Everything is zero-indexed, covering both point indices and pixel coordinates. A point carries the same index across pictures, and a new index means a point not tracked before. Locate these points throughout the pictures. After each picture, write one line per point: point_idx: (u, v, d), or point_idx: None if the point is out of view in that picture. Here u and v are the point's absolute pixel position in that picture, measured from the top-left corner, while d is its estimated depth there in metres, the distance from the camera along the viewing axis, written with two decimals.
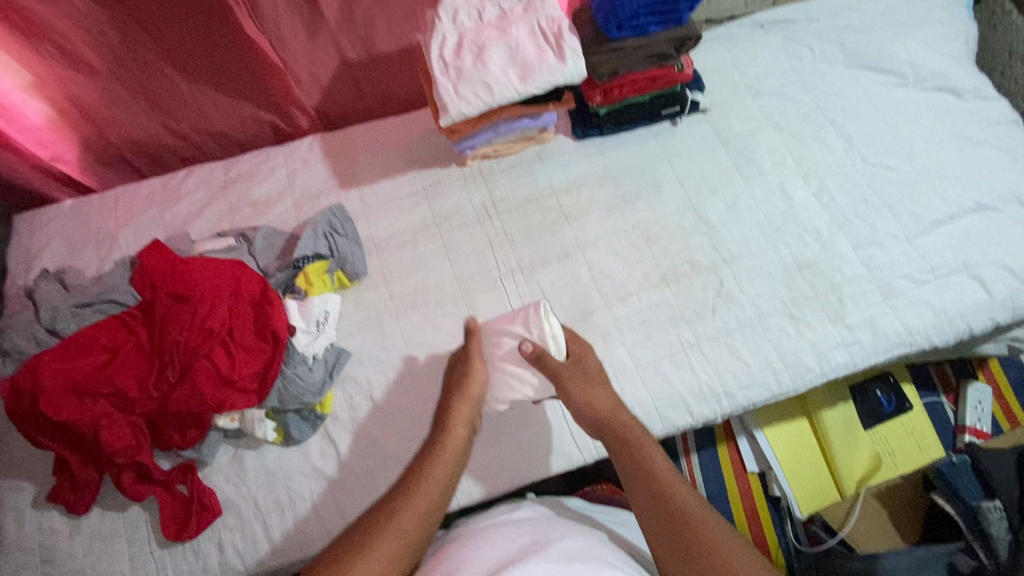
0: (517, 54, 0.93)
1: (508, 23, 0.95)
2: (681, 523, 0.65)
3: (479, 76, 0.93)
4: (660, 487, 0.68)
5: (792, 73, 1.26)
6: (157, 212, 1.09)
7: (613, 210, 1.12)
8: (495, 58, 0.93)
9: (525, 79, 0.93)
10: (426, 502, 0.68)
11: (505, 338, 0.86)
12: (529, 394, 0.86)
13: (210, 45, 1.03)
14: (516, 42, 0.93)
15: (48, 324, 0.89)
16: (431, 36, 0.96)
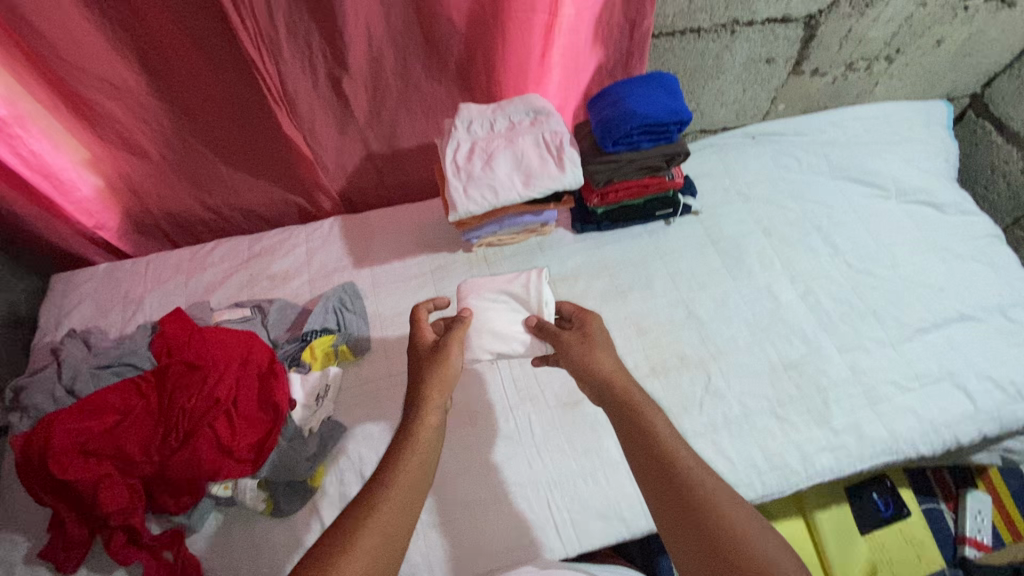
0: (522, 163, 1.04)
1: (516, 134, 1.06)
2: (681, 483, 0.63)
3: (487, 180, 1.03)
4: (659, 449, 0.66)
5: (781, 182, 1.36)
6: (182, 280, 1.17)
7: (608, 301, 1.18)
8: (502, 165, 1.04)
9: (528, 185, 1.03)
10: (402, 494, 0.66)
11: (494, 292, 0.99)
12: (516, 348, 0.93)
13: (251, 137, 1.15)
14: (522, 153, 1.04)
15: (68, 384, 0.95)
16: (447, 141, 1.07)
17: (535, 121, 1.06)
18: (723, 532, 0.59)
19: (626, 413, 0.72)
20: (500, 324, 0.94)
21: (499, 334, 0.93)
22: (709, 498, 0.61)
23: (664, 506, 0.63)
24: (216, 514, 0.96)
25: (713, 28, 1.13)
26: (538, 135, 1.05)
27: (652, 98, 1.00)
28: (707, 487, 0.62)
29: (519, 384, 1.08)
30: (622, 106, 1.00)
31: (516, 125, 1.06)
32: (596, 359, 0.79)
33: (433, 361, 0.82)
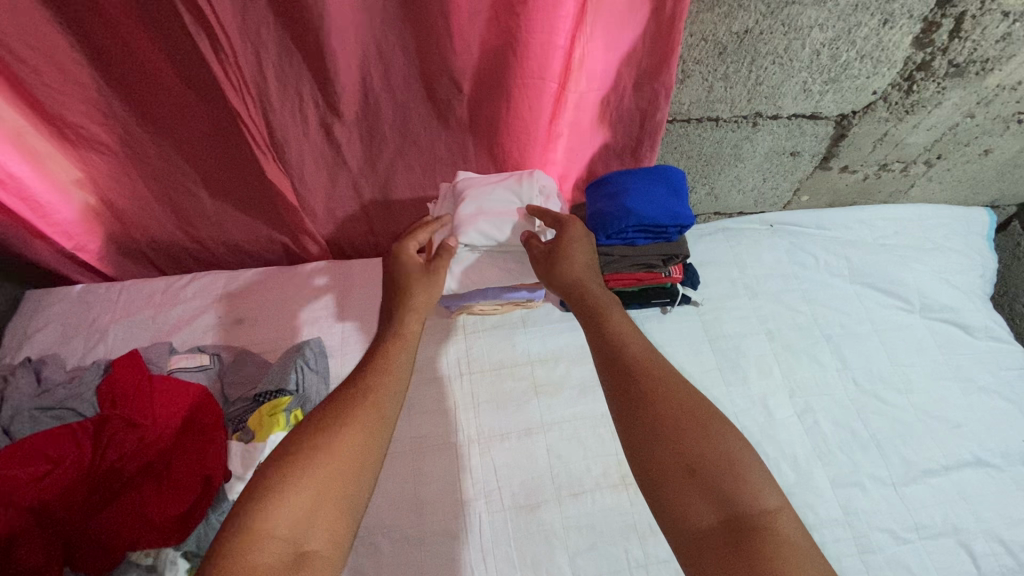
0: (518, 197, 0.98)
1: (512, 178, 1.00)
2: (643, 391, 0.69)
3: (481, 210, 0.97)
4: (628, 363, 0.72)
5: (793, 280, 1.26)
6: (152, 314, 1.15)
7: (586, 392, 1.09)
8: (497, 199, 0.98)
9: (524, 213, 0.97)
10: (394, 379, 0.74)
11: (498, 189, 0.98)
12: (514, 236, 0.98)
13: (238, 177, 1.12)
14: (517, 190, 0.98)
15: (6, 423, 0.92)
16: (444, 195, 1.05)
17: (523, 194, 0.98)
18: (682, 431, 0.65)
19: (600, 327, 0.78)
20: (501, 214, 0.97)
21: (500, 224, 0.96)
22: (672, 399, 0.67)
23: (626, 412, 0.68)
24: None
25: (732, 118, 1.05)
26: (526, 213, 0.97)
27: (653, 197, 0.93)
28: (666, 391, 0.68)
29: (476, 475, 1.01)
30: (619, 200, 0.93)
31: (504, 196, 0.98)
32: (578, 264, 0.87)
33: (420, 273, 0.89)
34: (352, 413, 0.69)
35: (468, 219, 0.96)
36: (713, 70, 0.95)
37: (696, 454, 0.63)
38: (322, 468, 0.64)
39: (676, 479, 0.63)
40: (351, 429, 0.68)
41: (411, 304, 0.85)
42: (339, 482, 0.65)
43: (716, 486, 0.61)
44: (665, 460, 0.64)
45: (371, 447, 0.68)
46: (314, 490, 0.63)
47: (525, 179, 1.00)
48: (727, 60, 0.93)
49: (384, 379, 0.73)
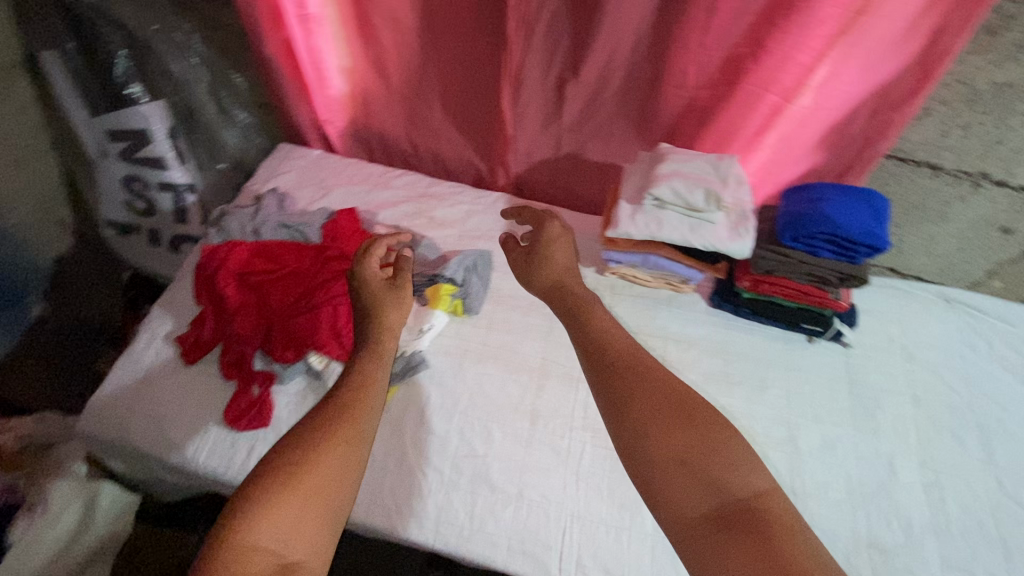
0: (716, 172, 1.04)
1: (713, 157, 1.06)
2: (626, 379, 0.66)
3: (679, 169, 1.03)
4: (613, 358, 0.69)
5: (957, 358, 1.20)
6: (366, 189, 1.36)
7: (710, 383, 1.14)
8: (695, 167, 1.04)
9: (719, 186, 1.02)
10: (374, 396, 0.69)
11: (699, 161, 1.05)
12: (702, 201, 1.01)
13: (474, 97, 1.30)
14: (717, 167, 1.04)
15: (257, 226, 1.15)
16: (641, 159, 1.13)
17: (721, 169, 1.04)
18: (670, 420, 0.63)
19: (581, 323, 0.75)
20: (697, 178, 1.02)
21: (693, 185, 1.01)
22: (658, 386, 0.65)
23: (612, 408, 0.65)
24: (300, 379, 1.08)
25: (954, 171, 1.05)
26: (721, 186, 1.02)
27: (854, 213, 0.96)
28: (653, 381, 0.66)
29: (590, 412, 1.09)
30: (819, 207, 0.98)
31: (704, 165, 1.04)
32: (560, 265, 0.87)
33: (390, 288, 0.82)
34: (332, 428, 0.64)
35: (666, 176, 1.02)
36: (956, 116, 0.98)
37: (685, 444, 0.62)
38: (302, 484, 0.60)
39: (664, 465, 0.61)
40: (332, 445, 0.63)
41: (389, 319, 0.78)
42: (321, 501, 0.60)
43: (705, 475, 0.60)
44: (653, 448, 0.62)
45: (354, 461, 0.64)
46: (301, 504, 0.59)
47: (726, 161, 1.05)
48: (975, 109, 0.96)
49: (368, 391, 0.69)
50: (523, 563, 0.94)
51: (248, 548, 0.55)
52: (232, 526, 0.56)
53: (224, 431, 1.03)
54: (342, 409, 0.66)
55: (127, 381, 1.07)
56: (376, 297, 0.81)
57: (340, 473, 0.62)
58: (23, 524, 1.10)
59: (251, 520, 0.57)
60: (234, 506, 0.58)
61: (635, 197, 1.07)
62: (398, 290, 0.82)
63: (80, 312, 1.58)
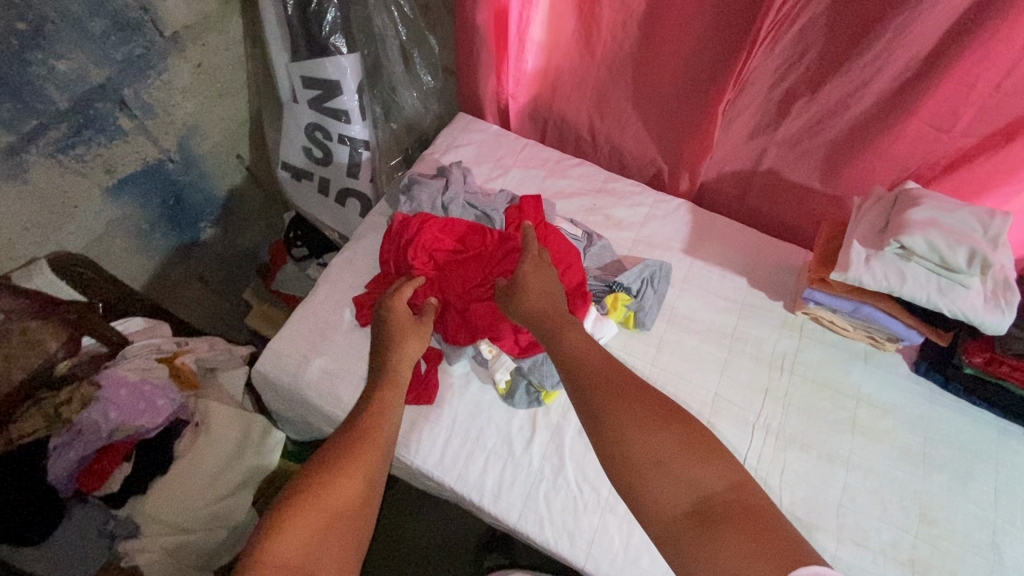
0: (982, 231, 0.89)
1: (979, 212, 0.91)
2: (602, 391, 0.71)
3: (936, 220, 0.90)
4: (589, 376, 0.74)
5: None
6: (543, 175, 1.31)
7: (904, 460, 1.01)
8: (956, 221, 0.90)
9: (986, 248, 0.88)
10: (387, 427, 0.76)
11: (962, 213, 0.91)
12: (962, 261, 0.87)
13: (678, 95, 1.20)
14: (984, 225, 0.90)
15: (446, 200, 1.14)
16: (879, 199, 1.00)
17: (991, 229, 0.89)
18: (643, 423, 0.67)
19: (562, 348, 0.80)
20: (960, 234, 0.88)
21: (954, 241, 0.88)
22: (633, 395, 0.70)
23: (591, 425, 0.69)
24: (466, 361, 1.09)
25: None
26: (990, 248, 0.88)
27: None
28: (629, 393, 0.71)
29: (762, 463, 1.00)
30: None
31: (970, 220, 0.90)
32: (537, 290, 0.90)
33: (405, 322, 0.93)
34: (348, 454, 0.70)
35: (920, 223, 0.89)
36: None
37: (657, 444, 0.65)
38: (323, 500, 0.64)
39: (641, 466, 0.64)
40: (351, 469, 0.68)
41: (404, 352, 0.89)
42: (341, 519, 0.63)
43: (682, 474, 0.63)
44: (629, 450, 0.65)
45: (367, 492, 0.68)
46: (322, 527, 0.62)
47: (997, 218, 0.90)
48: None
49: (383, 421, 0.76)
50: None
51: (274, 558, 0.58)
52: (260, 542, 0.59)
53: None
54: (360, 436, 0.72)
55: (304, 332, 1.10)
56: (398, 330, 0.92)
57: (359, 497, 0.66)
58: (190, 437, 1.20)
59: (275, 534, 0.60)
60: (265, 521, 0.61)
61: (871, 241, 0.95)
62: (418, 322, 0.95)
63: (237, 240, 1.75)
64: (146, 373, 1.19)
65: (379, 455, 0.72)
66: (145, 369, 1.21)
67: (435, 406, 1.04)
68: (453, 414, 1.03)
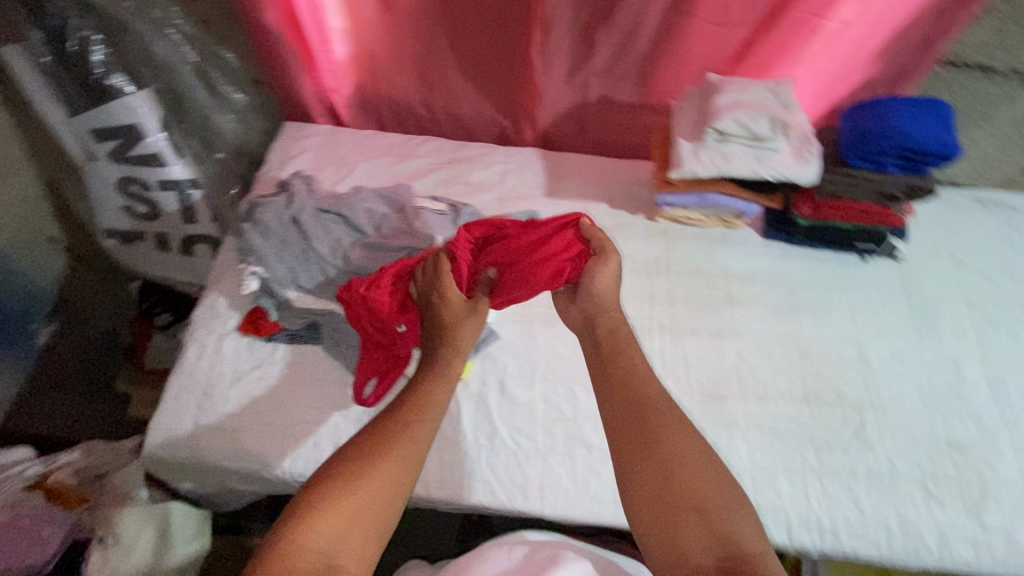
0: (775, 98, 1.01)
1: (771, 83, 1.03)
2: (653, 420, 0.68)
3: (738, 100, 1.00)
4: (638, 400, 0.71)
5: (1001, 258, 1.23)
6: (391, 160, 1.27)
7: (777, 313, 1.14)
8: (754, 97, 1.01)
9: (782, 112, 1.00)
10: (433, 417, 0.73)
11: (756, 88, 1.02)
12: (766, 130, 0.99)
13: (494, 49, 1.22)
14: (776, 93, 1.02)
15: (295, 213, 1.07)
16: (688, 94, 1.09)
17: (781, 95, 1.01)
18: (690, 463, 0.65)
19: (618, 360, 0.76)
20: (759, 106, 1.00)
21: (756, 114, 0.99)
22: (686, 437, 0.67)
23: (635, 449, 0.67)
24: None
25: (1005, 72, 1.08)
26: (785, 113, 0.99)
27: (922, 123, 0.96)
28: (681, 429, 0.68)
29: (667, 360, 1.08)
30: (886, 121, 0.98)
31: (763, 92, 1.01)
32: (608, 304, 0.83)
33: (458, 304, 0.89)
34: (390, 442, 0.68)
35: (726, 108, 0.99)
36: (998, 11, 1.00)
37: (697, 489, 0.63)
38: (360, 488, 0.63)
39: (681, 512, 0.62)
40: (392, 456, 0.66)
41: (455, 338, 0.85)
42: (377, 507, 0.63)
43: (713, 523, 0.60)
44: (676, 488, 0.63)
45: (410, 474, 0.67)
46: (352, 514, 0.61)
47: (783, 84, 1.03)
48: None
49: (428, 414, 0.73)
50: None
51: (307, 538, 0.59)
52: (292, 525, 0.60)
53: (302, 420, 1.00)
54: (404, 425, 0.70)
55: (187, 399, 1.01)
56: (448, 320, 0.87)
57: (397, 485, 0.65)
58: (97, 556, 1.06)
59: (308, 518, 0.60)
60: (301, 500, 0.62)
61: (691, 133, 1.04)
62: (471, 310, 0.89)
63: (84, 331, 1.49)
64: (15, 509, 1.07)
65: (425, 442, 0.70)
66: (14, 505, 1.07)
67: (353, 420, 1.00)
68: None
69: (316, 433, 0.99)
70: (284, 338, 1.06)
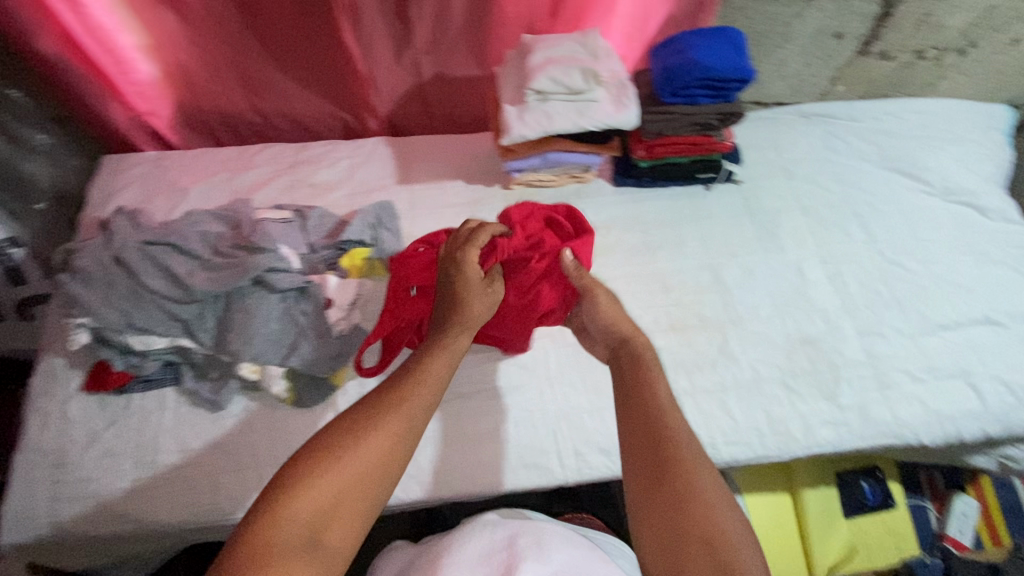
0: (585, 50, 1.04)
1: (582, 35, 1.05)
2: (668, 440, 0.60)
3: (551, 57, 1.02)
4: (651, 415, 0.62)
5: (826, 164, 1.34)
6: (227, 177, 1.21)
7: (637, 255, 1.19)
8: (565, 51, 1.03)
9: (593, 63, 1.03)
10: (430, 391, 0.66)
11: (566, 43, 1.04)
12: (579, 83, 1.02)
13: (309, 44, 1.17)
14: (585, 45, 1.04)
15: (117, 252, 0.99)
16: (508, 57, 1.10)
17: (589, 46, 1.04)
18: (702, 495, 0.56)
19: (634, 372, 0.69)
20: (569, 60, 1.02)
21: (567, 69, 1.01)
22: (705, 463, 0.58)
23: (646, 474, 0.59)
24: (241, 397, 1.01)
25: None
26: (593, 63, 1.03)
27: (718, 50, 1.01)
28: (696, 453, 0.59)
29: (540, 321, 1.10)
30: (686, 55, 1.03)
31: (573, 45, 1.04)
32: (618, 321, 0.80)
33: (476, 281, 0.84)
34: (379, 416, 0.62)
35: (539, 67, 1.01)
36: None
37: (710, 526, 0.53)
38: (343, 464, 0.58)
39: (688, 553, 0.53)
40: (380, 430, 0.61)
41: (469, 318, 0.80)
42: (360, 485, 0.57)
43: (728, 566, 0.51)
44: (689, 523, 0.54)
45: (400, 451, 0.61)
46: (332, 491, 0.56)
47: (591, 36, 1.05)
48: None
49: (422, 390, 0.66)
50: (527, 475, 0.98)
51: (281, 516, 0.54)
52: (266, 505, 0.54)
53: (197, 477, 0.95)
54: (397, 399, 0.64)
55: (39, 473, 0.94)
56: (463, 296, 0.82)
57: (385, 461, 0.59)
58: None
59: (284, 495, 0.55)
60: (282, 476, 0.57)
61: (514, 98, 1.05)
62: (485, 291, 0.85)
63: None
64: None
65: (419, 416, 0.64)
66: None
67: (230, 454, 0.97)
68: (252, 451, 0.97)
69: (193, 474, 0.96)
70: (139, 387, 1.01)
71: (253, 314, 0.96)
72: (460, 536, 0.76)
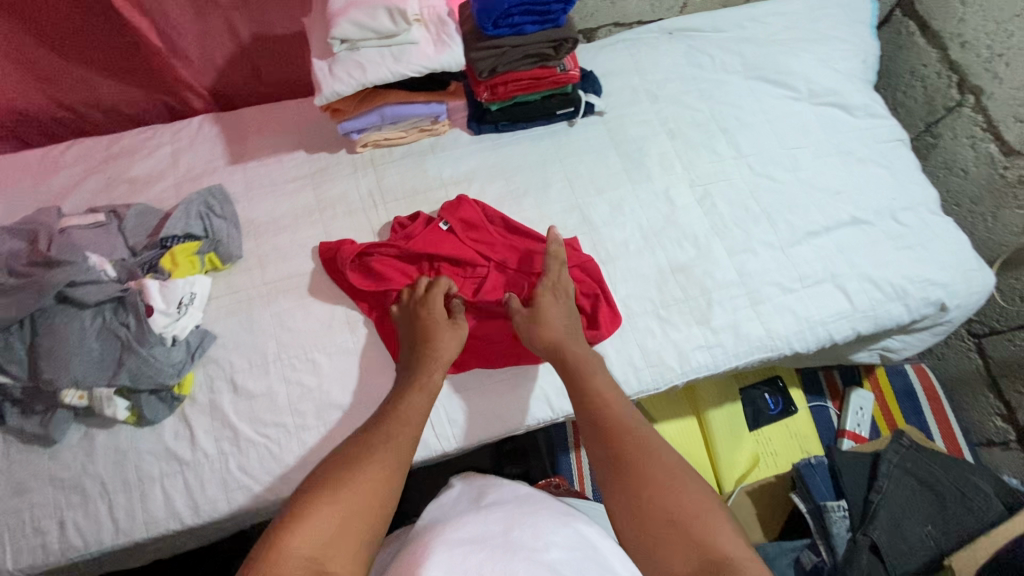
0: None
1: None
2: (628, 445, 0.75)
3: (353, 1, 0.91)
4: (613, 428, 0.79)
5: (692, 82, 1.29)
6: (31, 184, 1.07)
7: (500, 205, 1.13)
8: None
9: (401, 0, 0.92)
10: (410, 425, 0.79)
11: None
12: (389, 24, 0.91)
13: (90, 18, 1.03)
14: None
15: None
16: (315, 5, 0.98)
17: None
18: (662, 479, 0.71)
19: (586, 391, 0.85)
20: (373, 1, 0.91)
21: (371, 11, 0.91)
22: (662, 454, 0.74)
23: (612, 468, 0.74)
24: (76, 425, 0.92)
25: None
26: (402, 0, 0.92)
27: None
28: (653, 448, 0.75)
29: None
30: None
31: None
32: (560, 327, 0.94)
33: (445, 322, 0.94)
34: (370, 452, 0.73)
35: (339, 14, 0.90)
36: None
37: (670, 504, 0.68)
38: (345, 494, 0.66)
39: (659, 527, 0.67)
40: (374, 465, 0.71)
41: (441, 356, 0.90)
42: (360, 512, 0.66)
43: (690, 534, 0.65)
44: (658, 503, 0.68)
45: (391, 482, 0.70)
46: (335, 522, 0.63)
47: None
48: None
49: (403, 425, 0.78)
50: None
51: (290, 547, 0.60)
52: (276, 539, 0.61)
53: (38, 518, 0.88)
54: (384, 439, 0.75)
55: None
56: (435, 332, 0.92)
57: (382, 492, 0.69)
58: None
59: (289, 530, 0.62)
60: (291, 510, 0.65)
61: (323, 51, 0.95)
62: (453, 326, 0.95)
63: None
64: None
65: (404, 450, 0.75)
66: None
67: (71, 489, 0.89)
68: (96, 480, 0.89)
69: (33, 517, 0.88)
70: None
71: (63, 335, 0.88)
72: (433, 529, 0.70)
